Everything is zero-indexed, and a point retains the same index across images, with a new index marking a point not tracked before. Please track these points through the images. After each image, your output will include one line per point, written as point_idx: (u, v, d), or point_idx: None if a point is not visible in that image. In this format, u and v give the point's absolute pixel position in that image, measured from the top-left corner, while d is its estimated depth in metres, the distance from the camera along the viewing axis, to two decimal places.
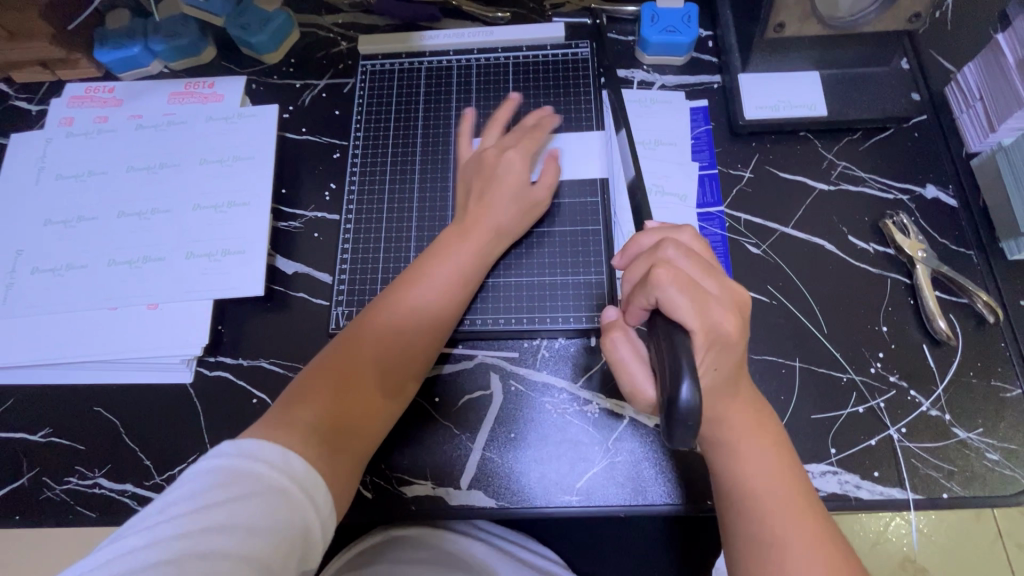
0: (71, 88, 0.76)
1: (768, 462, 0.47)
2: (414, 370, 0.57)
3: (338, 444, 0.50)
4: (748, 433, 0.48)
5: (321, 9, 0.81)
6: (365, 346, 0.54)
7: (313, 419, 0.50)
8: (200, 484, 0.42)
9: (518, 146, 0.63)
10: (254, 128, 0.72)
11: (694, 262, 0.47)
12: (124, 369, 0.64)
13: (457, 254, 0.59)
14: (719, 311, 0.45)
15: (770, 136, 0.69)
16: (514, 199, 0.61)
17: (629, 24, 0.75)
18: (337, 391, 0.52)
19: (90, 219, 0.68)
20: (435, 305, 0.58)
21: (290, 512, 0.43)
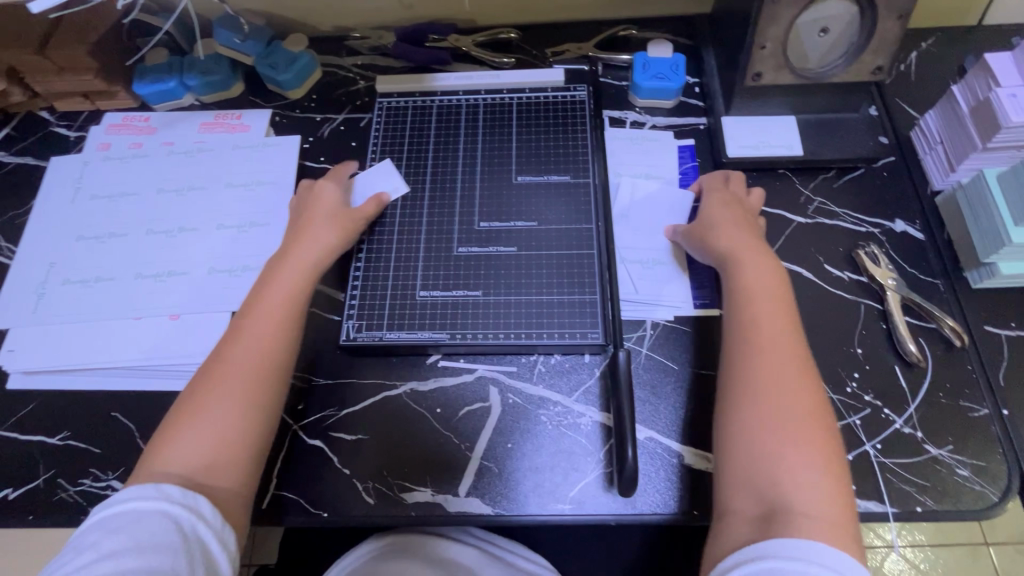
0: (110, 117, 0.83)
1: (799, 402, 0.51)
2: (276, 380, 0.57)
3: (219, 459, 0.52)
4: (785, 363, 0.54)
5: (342, 51, 0.89)
6: (263, 357, 0.57)
7: (215, 440, 0.52)
8: (115, 520, 0.46)
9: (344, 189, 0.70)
10: (277, 156, 0.78)
11: (735, 214, 0.66)
12: (143, 376, 0.67)
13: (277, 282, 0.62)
14: (725, 234, 0.64)
15: (752, 173, 0.75)
16: (328, 213, 0.68)
17: (623, 71, 0.82)
18: (242, 400, 0.55)
19: (119, 235, 0.73)
20: (263, 312, 0.60)
21: (193, 541, 0.46)
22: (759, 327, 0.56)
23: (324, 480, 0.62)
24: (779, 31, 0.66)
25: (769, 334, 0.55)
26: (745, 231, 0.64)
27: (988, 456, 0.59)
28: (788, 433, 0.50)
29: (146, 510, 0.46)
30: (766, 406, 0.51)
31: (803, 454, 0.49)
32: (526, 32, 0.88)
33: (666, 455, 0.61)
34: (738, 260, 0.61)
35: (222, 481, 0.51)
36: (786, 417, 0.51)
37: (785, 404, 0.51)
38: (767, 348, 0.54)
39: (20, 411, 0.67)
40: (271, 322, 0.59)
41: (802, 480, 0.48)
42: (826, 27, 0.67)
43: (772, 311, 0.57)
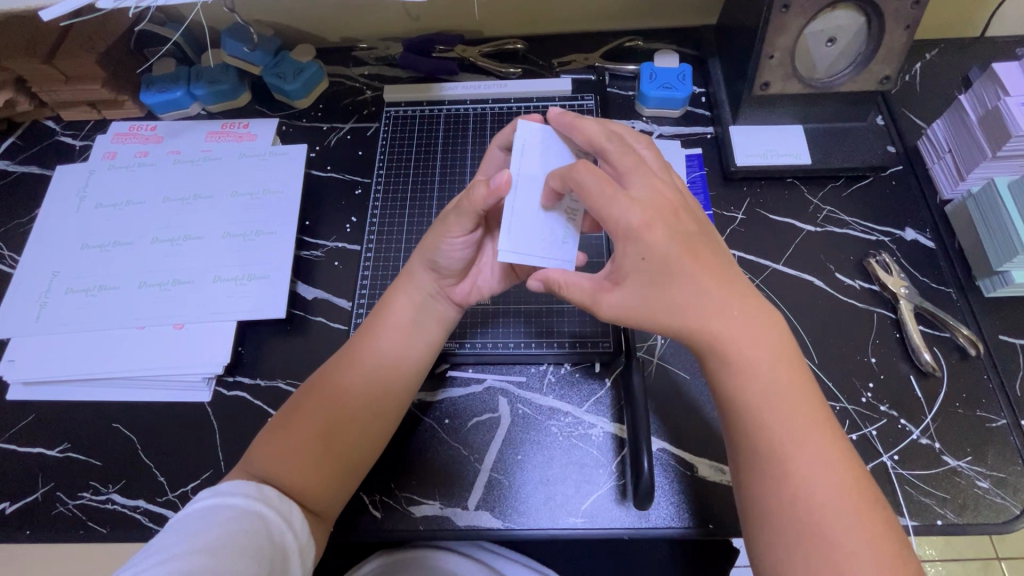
0: (116, 125, 0.83)
1: (830, 483, 0.43)
2: (363, 416, 0.55)
3: (313, 466, 0.52)
4: (799, 436, 0.44)
5: (350, 62, 0.90)
6: (346, 383, 0.55)
7: (305, 457, 0.52)
8: (210, 516, 0.44)
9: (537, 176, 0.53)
10: (284, 165, 0.77)
11: (680, 241, 0.47)
12: (145, 386, 0.66)
13: (404, 312, 0.58)
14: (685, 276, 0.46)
15: (760, 181, 0.75)
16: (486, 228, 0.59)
17: (629, 80, 0.83)
18: (332, 423, 0.54)
19: (124, 243, 0.72)
20: (398, 359, 0.57)
21: (281, 556, 0.45)
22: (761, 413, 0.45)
23: None
24: (787, 40, 0.66)
25: (772, 408, 0.45)
26: (710, 259, 0.47)
27: (1007, 467, 0.58)
28: (830, 534, 0.41)
29: (236, 513, 0.45)
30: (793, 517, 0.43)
31: (845, 538, 0.41)
32: (533, 43, 0.89)
33: (680, 467, 0.60)
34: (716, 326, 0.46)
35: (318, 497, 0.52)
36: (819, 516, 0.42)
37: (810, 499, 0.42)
38: (779, 430, 0.44)
39: (19, 422, 0.66)
40: (393, 349, 0.57)
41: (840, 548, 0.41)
42: (833, 37, 0.67)
43: (775, 368, 0.45)
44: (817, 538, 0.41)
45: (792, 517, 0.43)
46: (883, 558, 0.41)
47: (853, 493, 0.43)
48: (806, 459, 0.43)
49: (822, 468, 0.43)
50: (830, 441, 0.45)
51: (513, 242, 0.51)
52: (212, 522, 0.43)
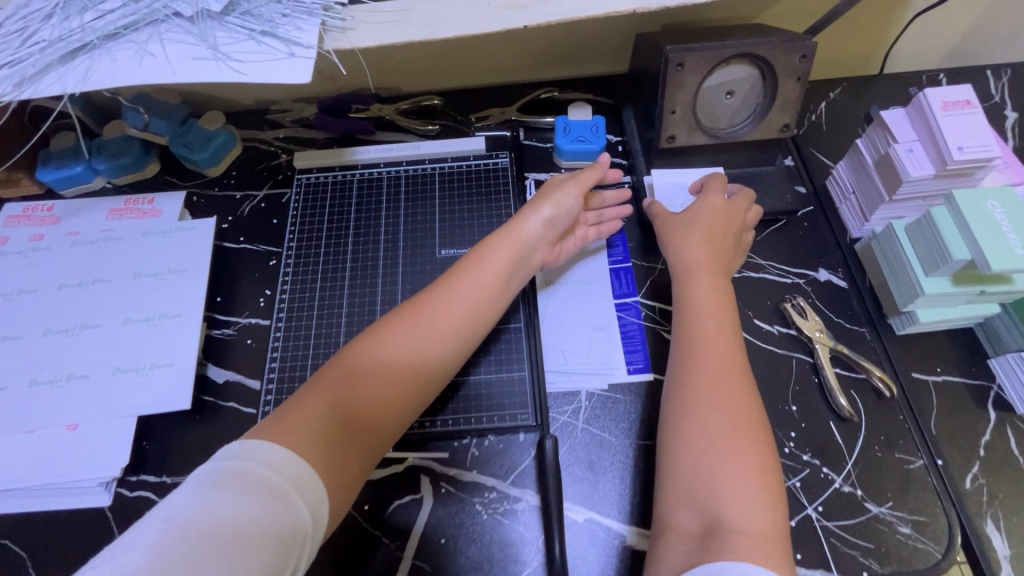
0: (9, 206, 0.78)
1: (750, 457, 0.51)
2: (427, 376, 0.56)
3: (337, 443, 0.48)
4: (736, 415, 0.53)
5: (265, 125, 0.88)
6: (427, 331, 0.57)
7: (338, 402, 0.51)
8: (214, 482, 0.41)
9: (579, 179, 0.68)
10: (191, 240, 0.74)
11: (704, 241, 0.65)
12: (36, 495, 0.61)
13: (461, 298, 0.60)
14: (689, 244, 0.66)
15: None
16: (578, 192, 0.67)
17: (546, 133, 0.83)
18: (369, 402, 0.52)
19: (14, 337, 0.68)
20: (473, 313, 0.60)
21: (294, 536, 0.41)
22: (704, 360, 0.57)
23: None
24: (686, 95, 0.67)
25: (727, 383, 0.55)
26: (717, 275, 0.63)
27: (927, 509, 0.58)
28: (730, 495, 0.49)
29: (250, 476, 0.42)
30: (698, 480, 0.51)
31: (739, 500, 0.49)
32: (450, 98, 0.89)
33: (607, 539, 0.58)
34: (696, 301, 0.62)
35: (345, 463, 0.49)
36: (721, 481, 0.50)
37: (723, 464, 0.51)
38: (721, 376, 0.55)
39: None
40: (446, 335, 0.58)
41: (734, 502, 0.49)
42: (731, 90, 0.69)
43: (728, 358, 0.57)
44: (717, 494, 0.49)
45: (704, 480, 0.50)
46: (766, 528, 0.47)
47: (763, 467, 0.51)
48: (730, 421, 0.53)
49: (739, 440, 0.52)
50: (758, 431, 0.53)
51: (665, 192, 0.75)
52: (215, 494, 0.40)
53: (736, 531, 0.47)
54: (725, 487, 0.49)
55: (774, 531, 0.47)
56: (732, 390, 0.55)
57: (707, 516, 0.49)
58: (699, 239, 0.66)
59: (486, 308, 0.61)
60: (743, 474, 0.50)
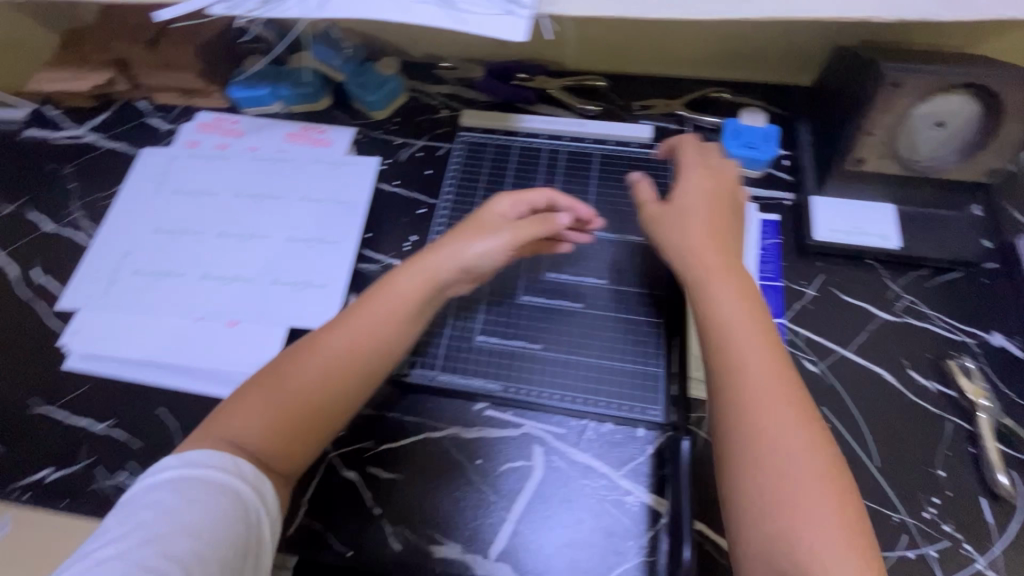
0: (202, 116, 0.86)
1: (824, 514, 0.44)
2: (337, 380, 0.56)
3: (287, 437, 0.53)
4: (823, 477, 0.45)
5: (430, 79, 0.90)
6: (302, 366, 0.55)
7: (263, 407, 0.53)
8: (194, 496, 0.47)
9: (517, 202, 0.63)
10: (355, 175, 0.78)
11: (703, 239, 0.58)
12: (192, 376, 0.67)
13: (387, 295, 0.58)
14: (677, 236, 0.60)
15: (837, 259, 0.71)
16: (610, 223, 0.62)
17: (709, 133, 0.80)
18: (299, 395, 0.54)
19: (195, 233, 0.75)
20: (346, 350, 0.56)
21: (256, 537, 0.48)
22: (738, 383, 0.50)
23: (354, 514, 0.61)
24: (891, 119, 0.64)
25: (735, 408, 0.49)
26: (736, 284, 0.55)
27: None
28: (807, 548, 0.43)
29: (216, 485, 0.48)
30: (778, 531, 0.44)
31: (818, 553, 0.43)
32: (616, 81, 0.87)
33: (716, 556, 0.56)
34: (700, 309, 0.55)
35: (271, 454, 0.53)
36: (803, 539, 0.43)
37: (810, 524, 0.44)
38: (757, 399, 0.49)
39: (73, 392, 0.69)
40: (374, 335, 0.57)
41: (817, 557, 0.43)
42: (942, 121, 0.63)
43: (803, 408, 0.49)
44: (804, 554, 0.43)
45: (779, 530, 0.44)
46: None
47: (847, 528, 0.44)
48: (739, 447, 0.48)
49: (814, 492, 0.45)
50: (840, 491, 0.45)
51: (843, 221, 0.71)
52: (174, 506, 0.46)
53: (811, 569, 0.42)
54: (806, 526, 0.44)
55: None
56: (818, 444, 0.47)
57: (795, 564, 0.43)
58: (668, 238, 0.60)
59: (407, 302, 0.58)
60: (828, 505, 0.44)
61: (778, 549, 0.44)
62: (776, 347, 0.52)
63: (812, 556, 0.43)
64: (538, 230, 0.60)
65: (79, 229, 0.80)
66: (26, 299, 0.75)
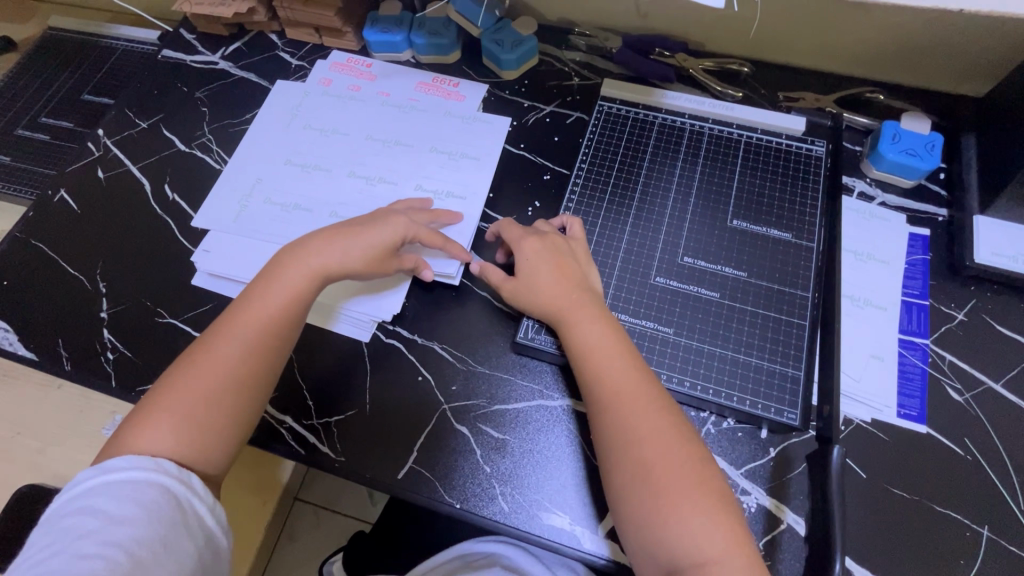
0: (336, 55, 0.86)
1: (718, 537, 0.47)
2: (234, 371, 0.56)
3: (200, 442, 0.54)
4: (661, 463, 0.50)
5: (563, 44, 0.88)
6: (205, 356, 0.57)
7: (182, 425, 0.54)
8: (127, 494, 0.48)
9: (409, 213, 0.67)
10: (484, 131, 0.77)
11: (548, 261, 0.62)
12: (314, 310, 0.68)
13: (259, 303, 0.59)
14: (530, 258, 0.63)
15: (993, 285, 0.66)
16: (548, 261, 0.62)
17: (859, 135, 0.76)
18: (206, 379, 0.55)
19: (323, 170, 0.75)
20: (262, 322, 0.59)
21: (187, 519, 0.50)
22: (602, 418, 0.54)
23: (461, 467, 0.61)
24: None
25: (628, 420, 0.53)
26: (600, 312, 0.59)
27: None
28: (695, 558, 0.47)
29: (144, 481, 0.49)
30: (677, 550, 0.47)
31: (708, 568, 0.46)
32: (759, 69, 0.83)
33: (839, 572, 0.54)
34: (565, 317, 0.59)
35: (207, 450, 0.54)
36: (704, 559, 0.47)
37: (708, 542, 0.47)
38: (621, 431, 0.52)
39: (196, 309, 0.70)
40: (268, 332, 0.58)
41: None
42: None
43: (659, 422, 0.52)
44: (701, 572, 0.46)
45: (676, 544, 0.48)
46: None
47: (727, 538, 0.47)
48: (650, 457, 0.51)
49: (693, 501, 0.49)
50: (720, 503, 0.49)
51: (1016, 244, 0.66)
52: (118, 514, 0.47)
53: (699, 563, 0.47)
54: (693, 536, 0.47)
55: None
56: (664, 432, 0.52)
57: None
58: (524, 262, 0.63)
59: (287, 305, 0.60)
60: (706, 508, 0.49)
61: (654, 534, 0.48)
62: (639, 383, 0.55)
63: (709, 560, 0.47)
64: (436, 239, 0.66)
65: (209, 153, 0.82)
66: (157, 213, 0.78)
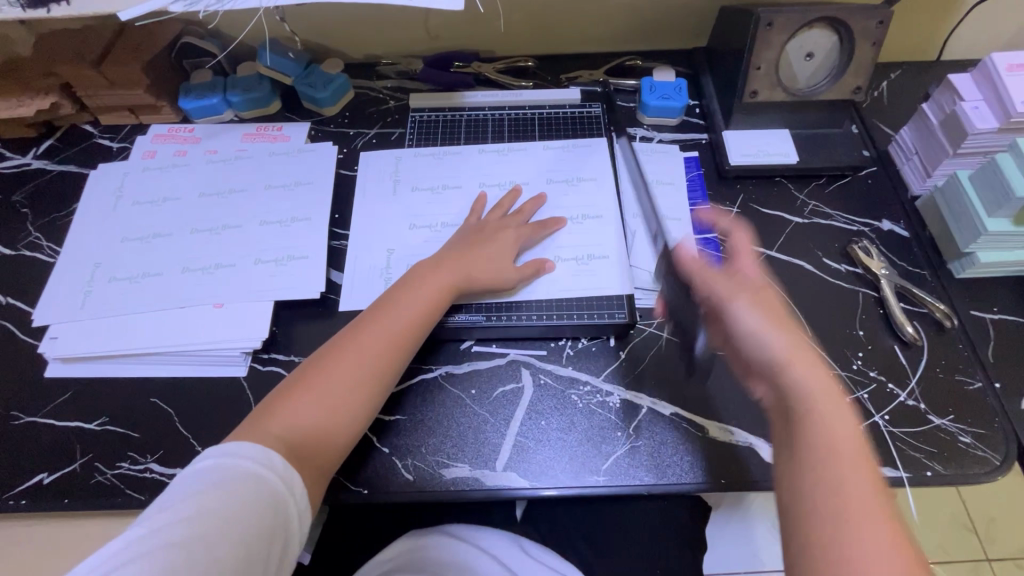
0: (155, 129, 0.89)
1: (861, 482, 0.46)
2: (361, 381, 0.59)
3: (297, 455, 0.54)
4: (840, 424, 0.49)
5: (374, 75, 0.97)
6: (348, 366, 0.60)
7: (285, 435, 0.55)
8: (221, 477, 0.49)
9: (511, 223, 0.73)
10: (313, 160, 0.84)
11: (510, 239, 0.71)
12: (184, 362, 0.69)
13: (399, 316, 0.64)
14: (506, 239, 0.71)
15: (751, 180, 0.83)
16: (513, 239, 0.71)
17: (630, 94, 0.92)
18: (321, 396, 0.58)
19: (162, 234, 0.77)
20: (409, 326, 0.63)
21: (277, 519, 0.49)
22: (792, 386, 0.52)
23: (362, 458, 0.64)
24: (771, 53, 0.76)
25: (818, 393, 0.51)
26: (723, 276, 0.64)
27: (986, 424, 0.64)
28: (853, 521, 0.44)
29: (248, 468, 0.50)
30: (812, 494, 0.46)
31: (862, 523, 0.43)
32: (542, 61, 0.98)
33: (693, 430, 0.65)
34: (501, 272, 0.69)
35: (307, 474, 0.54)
36: (840, 509, 0.45)
37: (856, 490, 0.45)
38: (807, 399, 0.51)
39: (57, 399, 0.68)
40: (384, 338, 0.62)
41: (866, 536, 0.43)
42: (811, 52, 0.77)
43: (818, 380, 0.52)
44: (833, 520, 0.44)
45: (832, 501, 0.45)
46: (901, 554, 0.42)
47: (886, 495, 0.45)
48: (836, 433, 0.48)
49: (851, 449, 0.47)
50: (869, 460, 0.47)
51: (757, 144, 0.83)
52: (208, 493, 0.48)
53: (841, 515, 0.44)
54: (857, 496, 0.45)
55: (904, 543, 0.43)
56: (805, 368, 0.53)
57: (825, 530, 0.44)
58: (502, 239, 0.71)
59: (429, 318, 0.65)
60: (856, 462, 0.47)
61: (825, 542, 0.44)
62: (843, 410, 0.50)
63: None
64: (534, 227, 0.73)
65: (39, 249, 0.80)
66: None
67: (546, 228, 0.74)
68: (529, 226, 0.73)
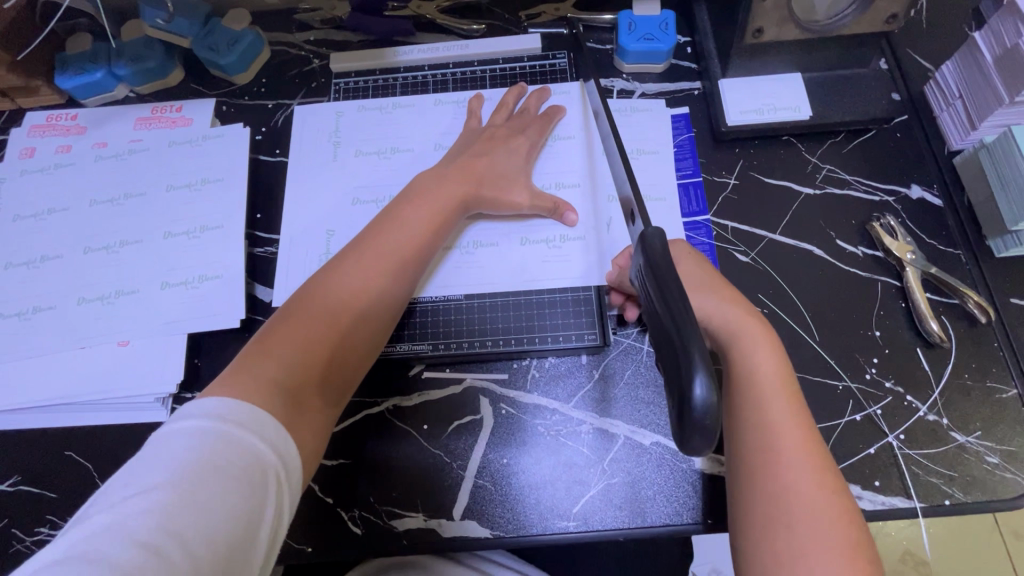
0: (31, 116, 0.73)
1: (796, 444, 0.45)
2: (367, 305, 0.52)
3: (302, 392, 0.46)
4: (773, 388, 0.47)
5: (292, 26, 0.79)
6: (346, 289, 0.52)
7: (285, 371, 0.46)
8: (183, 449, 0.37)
9: (517, 126, 0.67)
10: (224, 149, 0.70)
11: (514, 153, 0.64)
12: (95, 409, 0.61)
13: (401, 232, 0.56)
14: (512, 149, 0.65)
15: (753, 142, 0.68)
16: (519, 150, 0.65)
17: (605, 33, 0.74)
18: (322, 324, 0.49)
19: (54, 256, 0.65)
20: (417, 241, 0.56)
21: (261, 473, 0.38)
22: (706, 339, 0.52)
23: (299, 514, 0.57)
24: None
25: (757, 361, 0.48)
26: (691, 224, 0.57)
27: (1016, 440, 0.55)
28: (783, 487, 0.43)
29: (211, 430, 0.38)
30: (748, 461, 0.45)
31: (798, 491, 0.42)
32: None
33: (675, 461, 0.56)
34: (504, 201, 0.62)
35: (311, 419, 0.46)
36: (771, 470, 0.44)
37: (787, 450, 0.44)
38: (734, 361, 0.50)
39: None
40: (387, 258, 0.54)
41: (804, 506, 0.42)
42: None
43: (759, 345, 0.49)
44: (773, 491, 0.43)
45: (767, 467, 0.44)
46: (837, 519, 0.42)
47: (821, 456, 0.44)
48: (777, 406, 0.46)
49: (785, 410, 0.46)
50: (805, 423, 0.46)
51: (760, 96, 0.67)
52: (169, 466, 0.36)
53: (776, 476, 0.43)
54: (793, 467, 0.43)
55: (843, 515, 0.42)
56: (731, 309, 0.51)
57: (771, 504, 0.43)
58: (511, 144, 0.65)
59: (439, 229, 0.58)
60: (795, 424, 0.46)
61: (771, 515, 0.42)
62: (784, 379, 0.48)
63: (801, 525, 0.41)
64: (539, 123, 0.67)
65: None
66: None
67: (550, 122, 0.68)
68: (536, 127, 0.67)
